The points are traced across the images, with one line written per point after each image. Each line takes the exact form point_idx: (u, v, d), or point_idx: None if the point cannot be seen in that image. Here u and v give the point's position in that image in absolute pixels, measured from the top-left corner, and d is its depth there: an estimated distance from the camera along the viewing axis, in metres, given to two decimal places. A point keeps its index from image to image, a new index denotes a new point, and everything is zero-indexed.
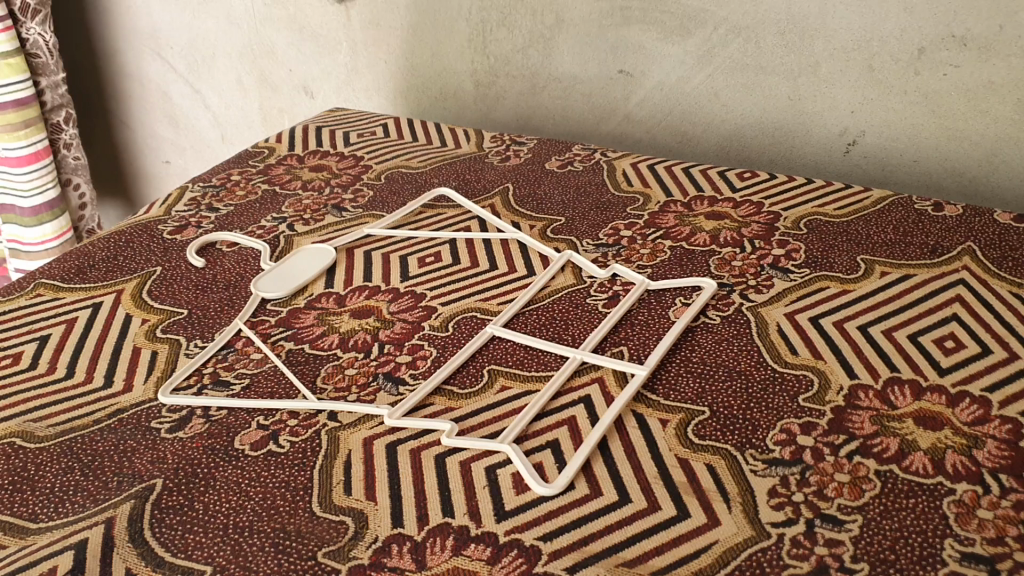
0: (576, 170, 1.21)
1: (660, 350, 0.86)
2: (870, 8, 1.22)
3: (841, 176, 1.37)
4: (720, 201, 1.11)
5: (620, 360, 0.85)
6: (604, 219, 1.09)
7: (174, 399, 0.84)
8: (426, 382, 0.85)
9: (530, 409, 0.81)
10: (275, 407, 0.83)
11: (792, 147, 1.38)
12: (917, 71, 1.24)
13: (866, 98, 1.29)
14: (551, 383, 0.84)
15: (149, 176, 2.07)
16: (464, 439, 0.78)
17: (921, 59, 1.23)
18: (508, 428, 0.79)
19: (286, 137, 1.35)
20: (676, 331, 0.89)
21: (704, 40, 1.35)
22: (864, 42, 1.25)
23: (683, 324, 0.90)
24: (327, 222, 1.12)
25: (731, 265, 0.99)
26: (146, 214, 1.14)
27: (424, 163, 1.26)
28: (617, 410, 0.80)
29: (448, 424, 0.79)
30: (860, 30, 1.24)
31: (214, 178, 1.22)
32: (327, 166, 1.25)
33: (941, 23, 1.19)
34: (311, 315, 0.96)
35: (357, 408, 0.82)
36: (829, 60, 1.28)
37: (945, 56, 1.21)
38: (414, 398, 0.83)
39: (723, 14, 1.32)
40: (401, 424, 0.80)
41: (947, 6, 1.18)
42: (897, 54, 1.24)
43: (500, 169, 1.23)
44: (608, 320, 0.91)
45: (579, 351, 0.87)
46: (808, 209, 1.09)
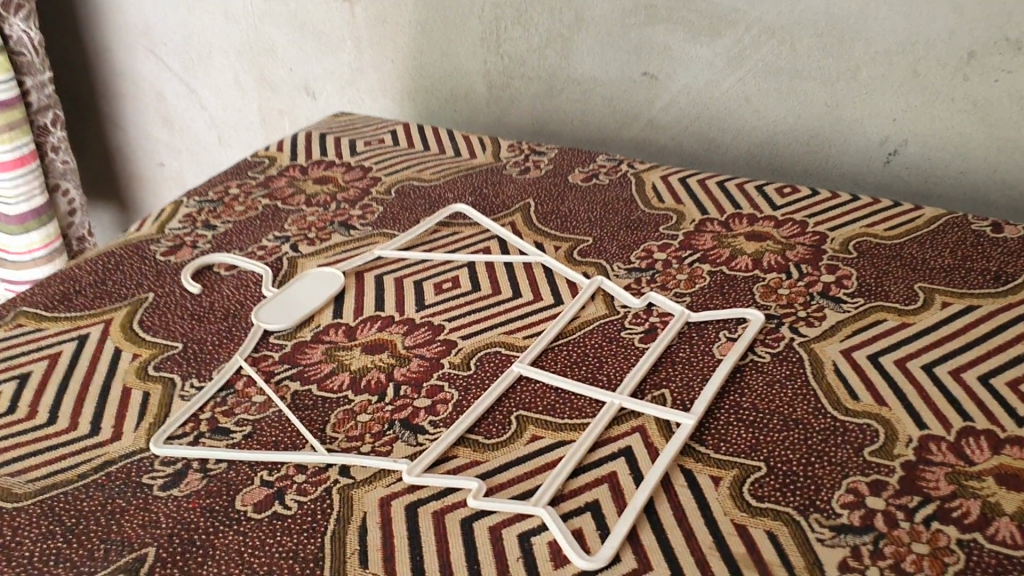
0: (601, 185, 1.12)
1: (706, 394, 0.78)
2: (917, 9, 1.13)
3: (880, 187, 1.29)
4: (760, 219, 1.03)
5: (663, 406, 0.77)
6: (636, 240, 1.01)
7: (168, 450, 0.76)
8: (449, 432, 0.76)
9: (565, 464, 0.72)
10: (281, 460, 0.75)
11: (828, 155, 1.30)
12: (966, 77, 1.15)
13: (911, 105, 1.20)
14: (587, 433, 0.75)
15: (145, 180, 1.98)
16: (493, 500, 0.70)
17: (971, 64, 1.14)
18: (542, 488, 0.70)
19: (288, 145, 1.26)
20: (723, 372, 0.80)
21: (735, 42, 1.26)
22: (910, 45, 1.16)
23: (730, 363, 0.81)
24: (334, 241, 1.04)
25: (777, 293, 0.91)
26: (138, 232, 1.06)
27: (437, 174, 1.17)
28: (664, 466, 0.71)
29: (474, 484, 0.71)
30: (906, 33, 1.15)
31: (211, 191, 1.14)
32: (332, 178, 1.17)
33: (995, 26, 1.10)
34: (318, 350, 0.87)
35: (373, 463, 0.74)
36: (870, 64, 1.19)
37: (998, 61, 1.12)
38: (435, 451, 0.74)
39: (756, 14, 1.23)
40: (422, 482, 0.72)
41: (1003, 7, 1.09)
42: (946, 58, 1.15)
43: (519, 183, 1.14)
44: (646, 357, 0.83)
45: (616, 396, 0.78)
46: (856, 229, 1.00)
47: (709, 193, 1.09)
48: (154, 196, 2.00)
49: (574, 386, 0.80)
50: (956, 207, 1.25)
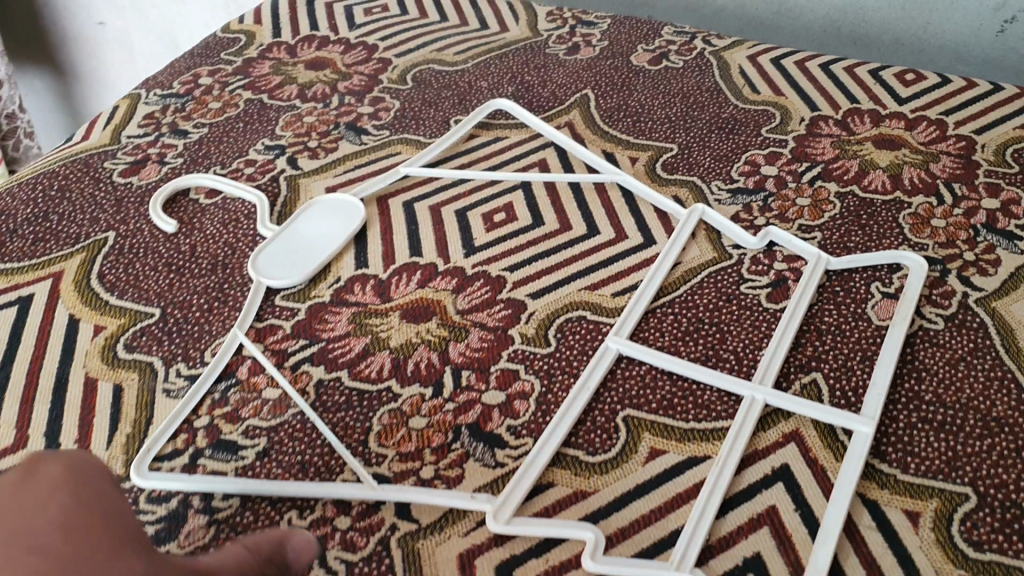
0: (674, 69, 0.89)
1: (879, 387, 0.59)
2: None
3: (986, 62, 1.04)
4: (886, 117, 0.81)
5: (821, 405, 0.58)
6: (734, 148, 0.80)
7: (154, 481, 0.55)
8: (540, 445, 0.56)
9: (709, 497, 0.53)
10: (314, 494, 0.54)
11: (926, 23, 1.04)
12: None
13: None
14: (729, 447, 0.56)
15: (84, 45, 1.68)
16: (616, 559, 0.50)
17: None
18: (684, 537, 0.51)
19: (268, 16, 1.00)
20: (893, 350, 0.61)
21: None
22: None
23: (899, 336, 0.62)
24: (344, 151, 0.81)
25: (932, 225, 0.71)
26: (85, 141, 0.81)
27: (462, 55, 0.93)
28: (845, 503, 0.52)
29: (590, 534, 0.51)
30: None
31: (177, 83, 0.89)
32: (329, 60, 0.92)
33: None
34: (343, 316, 0.66)
35: (442, 499, 0.54)
36: None
37: None
38: (526, 477, 0.55)
39: None
40: (515, 530, 0.52)
41: None
42: None
43: (569, 67, 0.91)
44: (784, 324, 0.63)
45: (758, 388, 0.58)
46: (1008, 131, 0.79)
47: (813, 82, 0.86)
48: (98, 63, 1.71)
49: (698, 372, 0.60)
50: None
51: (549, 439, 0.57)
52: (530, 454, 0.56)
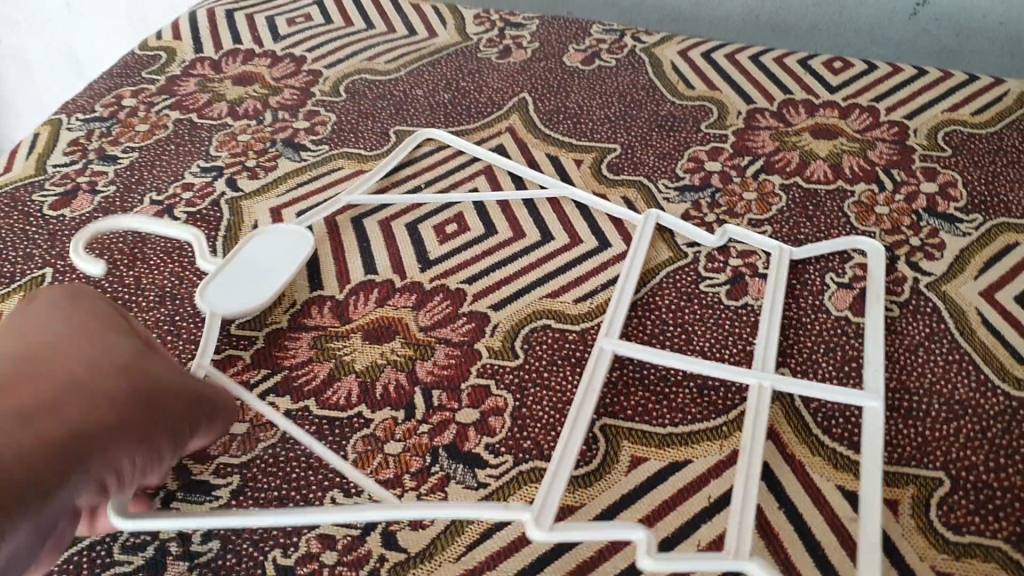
0: (608, 68, 0.90)
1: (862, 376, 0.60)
2: None
3: (901, 44, 1.04)
4: (820, 107, 0.83)
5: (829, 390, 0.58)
6: (677, 145, 0.80)
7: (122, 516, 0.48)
8: (561, 457, 0.54)
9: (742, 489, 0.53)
10: (320, 518, 0.49)
11: (841, 9, 1.03)
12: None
13: None
14: (750, 445, 0.55)
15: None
16: (670, 556, 0.48)
17: None
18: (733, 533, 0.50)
19: (186, 29, 0.97)
20: (873, 339, 0.62)
21: None
22: None
23: (876, 324, 0.63)
24: (284, 169, 0.79)
25: (876, 213, 0.73)
26: (8, 173, 0.78)
27: (394, 63, 0.91)
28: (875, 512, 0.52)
29: (639, 531, 0.48)
30: None
31: (100, 106, 0.85)
32: (257, 74, 0.90)
33: None
34: (304, 340, 0.64)
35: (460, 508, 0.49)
36: None
37: None
38: (555, 482, 0.53)
39: None
40: (560, 536, 0.49)
41: None
42: None
43: (503, 70, 0.90)
44: (767, 322, 0.63)
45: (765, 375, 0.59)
46: (937, 115, 0.81)
47: (746, 75, 0.87)
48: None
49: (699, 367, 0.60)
50: (990, 66, 1.02)
51: (570, 445, 0.55)
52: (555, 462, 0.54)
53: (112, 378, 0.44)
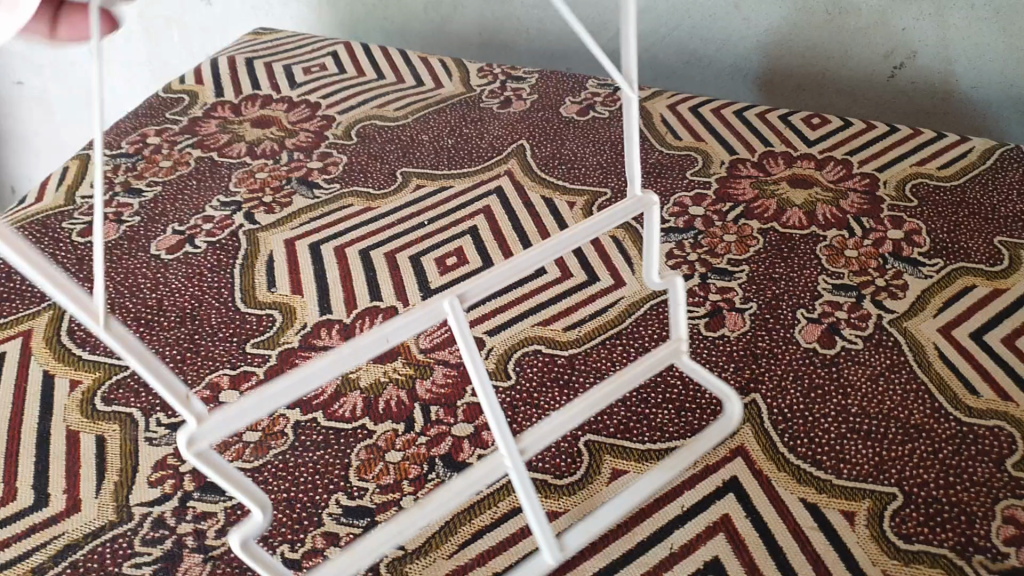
0: (601, 120, 0.97)
1: (661, 473, 0.60)
2: None
3: (881, 105, 1.10)
4: (797, 159, 0.89)
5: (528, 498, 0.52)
6: (663, 190, 0.87)
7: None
8: (281, 389, 0.44)
9: (384, 543, 0.50)
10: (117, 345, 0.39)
11: (825, 69, 1.10)
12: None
13: (924, 13, 1.00)
14: (459, 490, 0.52)
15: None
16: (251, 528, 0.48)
17: None
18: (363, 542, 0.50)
19: (209, 75, 1.04)
20: (706, 443, 0.62)
21: None
22: None
23: (717, 434, 0.62)
24: (299, 205, 0.85)
25: (845, 256, 0.78)
26: (40, 203, 0.85)
27: (403, 111, 0.98)
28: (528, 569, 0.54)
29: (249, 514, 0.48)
30: None
31: (127, 143, 0.93)
32: (275, 118, 0.97)
33: None
34: (312, 360, 0.69)
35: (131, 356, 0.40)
36: None
37: None
38: (249, 410, 0.44)
39: None
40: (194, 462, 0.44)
41: None
42: None
43: (504, 119, 0.97)
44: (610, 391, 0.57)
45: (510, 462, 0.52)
46: (905, 169, 0.87)
47: (729, 127, 0.94)
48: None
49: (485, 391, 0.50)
50: (962, 127, 1.08)
51: (307, 379, 0.45)
52: (280, 380, 0.45)
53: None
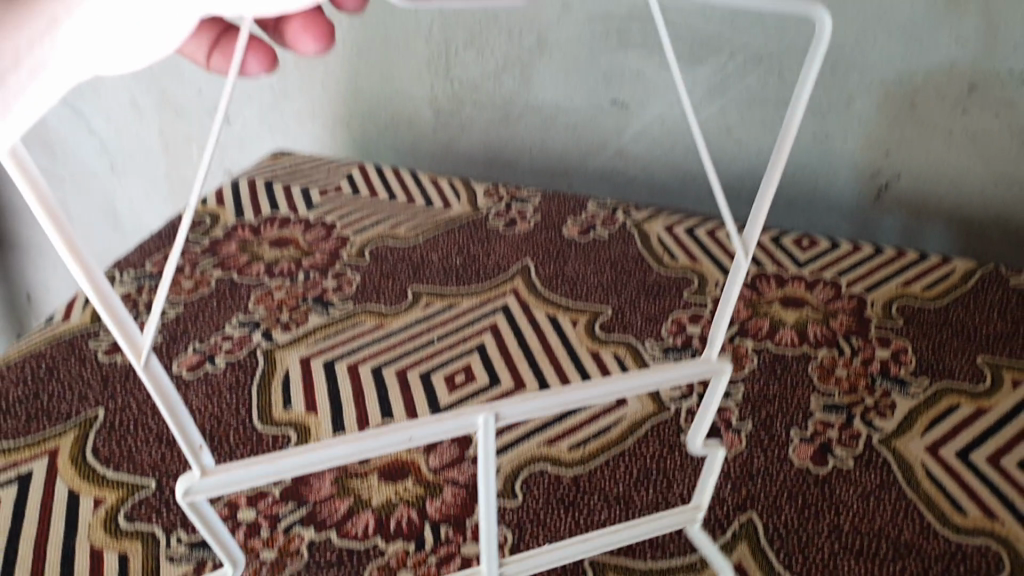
0: (602, 240, 1.02)
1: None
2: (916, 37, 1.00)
3: (868, 224, 1.16)
4: (789, 280, 0.94)
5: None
6: (662, 309, 0.91)
7: (9, 156, 0.40)
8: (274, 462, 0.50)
9: None
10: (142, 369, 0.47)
11: (815, 189, 1.16)
12: (966, 109, 1.03)
13: (905, 138, 1.08)
14: None
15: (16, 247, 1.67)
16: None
17: (973, 96, 1.02)
18: None
19: (229, 197, 1.10)
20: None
21: (717, 69, 1.10)
22: (908, 77, 1.03)
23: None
24: (313, 323, 0.89)
25: (835, 375, 0.82)
26: (67, 323, 0.89)
27: (413, 231, 1.03)
28: None
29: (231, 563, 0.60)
30: (904, 64, 1.02)
31: (150, 263, 0.98)
32: (292, 238, 1.02)
33: (999, 57, 0.98)
34: (326, 479, 0.72)
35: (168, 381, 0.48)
36: (865, 95, 1.06)
37: (1000, 95, 1.01)
38: (246, 478, 0.51)
39: (743, 40, 1.07)
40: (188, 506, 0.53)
41: (1014, 39, 0.96)
42: (943, 91, 1.03)
43: (509, 239, 1.02)
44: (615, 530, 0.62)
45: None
46: (892, 289, 0.92)
47: (723, 248, 0.99)
48: (32, 264, 1.70)
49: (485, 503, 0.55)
50: (944, 244, 1.14)
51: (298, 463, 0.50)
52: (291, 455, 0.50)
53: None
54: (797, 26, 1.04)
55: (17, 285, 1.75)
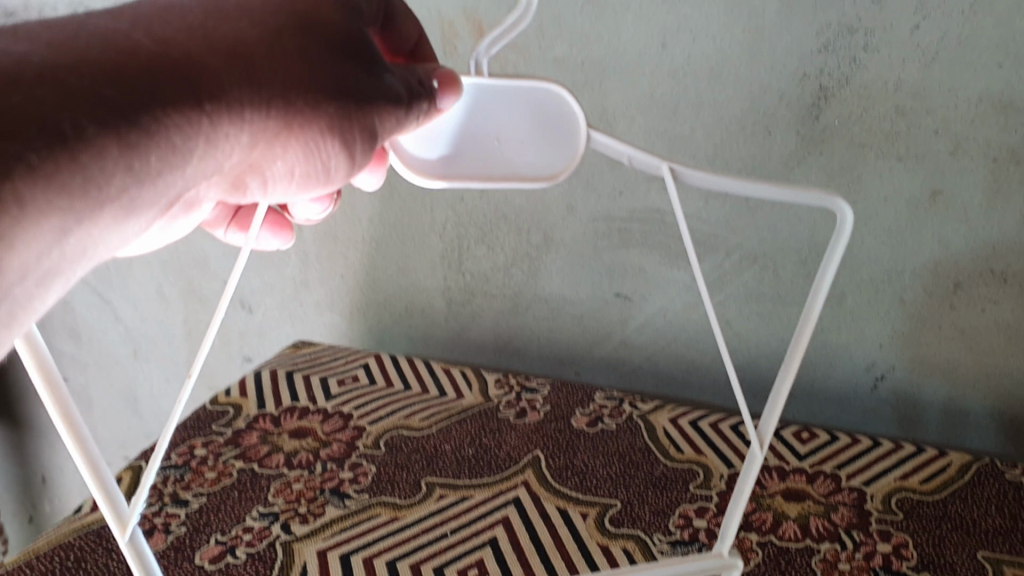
0: (609, 431, 1.06)
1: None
2: (901, 239, 1.08)
3: (867, 415, 1.20)
4: (790, 472, 0.97)
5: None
6: (668, 502, 0.94)
7: (23, 340, 0.49)
8: None
9: None
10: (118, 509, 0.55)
11: (813, 380, 1.20)
12: (952, 305, 1.09)
13: (896, 332, 1.13)
14: None
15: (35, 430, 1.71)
16: None
17: (958, 293, 1.08)
18: None
19: (252, 388, 1.15)
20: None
21: (715, 267, 1.17)
22: (895, 275, 1.10)
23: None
24: (330, 515, 0.92)
25: (839, 568, 0.84)
26: (94, 513, 0.93)
27: (427, 421, 1.08)
28: None
29: None
30: (891, 263, 1.09)
31: (175, 454, 1.02)
32: (310, 428, 1.06)
33: (978, 257, 1.05)
34: None
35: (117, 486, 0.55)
36: (855, 291, 1.12)
37: (982, 292, 1.07)
38: None
39: (738, 240, 1.15)
40: None
41: (989, 239, 1.04)
42: (930, 289, 1.09)
43: (520, 429, 1.06)
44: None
45: None
46: (890, 483, 0.95)
47: (726, 440, 1.03)
48: (49, 447, 1.73)
49: None
50: (942, 435, 1.17)
51: None
52: None
53: (55, 53, 0.41)
54: (788, 228, 1.12)
55: (32, 467, 1.77)
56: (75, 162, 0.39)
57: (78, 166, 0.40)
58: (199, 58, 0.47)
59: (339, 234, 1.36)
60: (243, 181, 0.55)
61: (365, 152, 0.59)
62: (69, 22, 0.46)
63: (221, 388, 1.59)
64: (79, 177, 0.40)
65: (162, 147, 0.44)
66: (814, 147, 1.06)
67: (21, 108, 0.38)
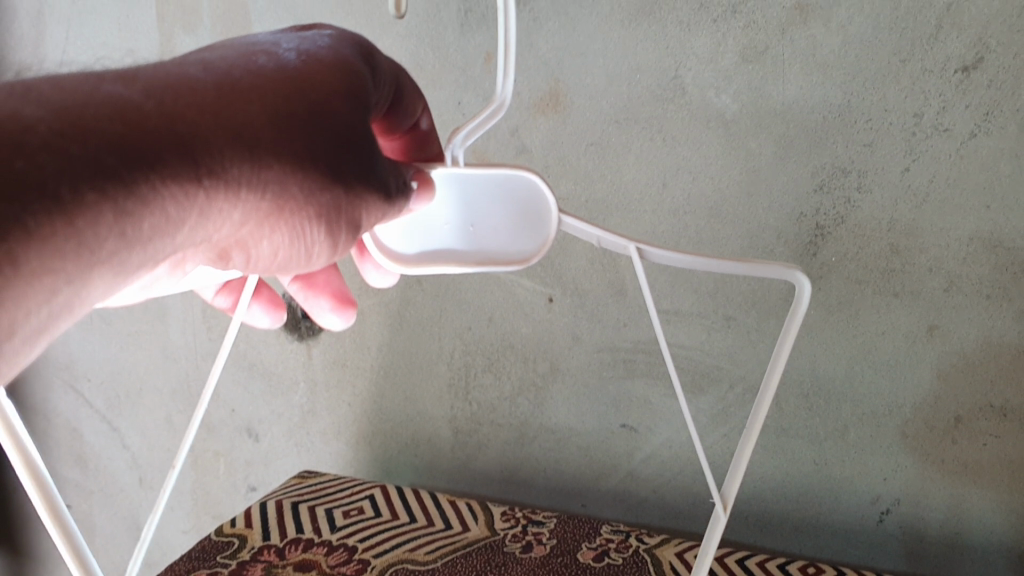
0: (615, 565, 1.05)
1: None
2: (902, 373, 1.09)
3: (874, 550, 1.18)
4: None
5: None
6: None
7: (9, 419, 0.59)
8: None
9: None
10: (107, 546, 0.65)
11: (818, 514, 1.20)
12: (955, 439, 1.10)
13: (900, 466, 1.13)
14: None
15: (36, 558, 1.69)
16: None
17: (959, 427, 1.09)
18: None
19: (257, 519, 1.15)
20: None
21: (718, 399, 1.19)
22: (896, 409, 1.11)
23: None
24: None
25: None
26: None
27: (433, 554, 1.08)
28: None
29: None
30: (892, 397, 1.11)
31: None
32: (315, 561, 1.06)
33: (977, 392, 1.07)
34: None
35: (60, 498, 0.63)
36: (858, 425, 1.14)
37: (983, 426, 1.08)
38: None
39: (740, 372, 1.16)
40: None
41: (987, 374, 1.06)
42: (931, 422, 1.10)
43: (525, 562, 1.06)
44: None
45: None
46: None
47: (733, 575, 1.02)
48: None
49: None
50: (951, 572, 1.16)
51: None
52: None
53: (61, 118, 0.41)
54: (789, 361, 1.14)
55: None
56: (70, 225, 0.40)
57: (70, 231, 0.40)
58: (206, 132, 0.46)
59: (350, 364, 1.38)
60: (229, 255, 0.54)
61: (348, 241, 0.55)
62: (84, 83, 0.44)
63: (224, 517, 1.58)
64: (72, 241, 0.40)
65: (155, 216, 0.44)
66: (812, 282, 1.09)
67: (25, 172, 0.38)
